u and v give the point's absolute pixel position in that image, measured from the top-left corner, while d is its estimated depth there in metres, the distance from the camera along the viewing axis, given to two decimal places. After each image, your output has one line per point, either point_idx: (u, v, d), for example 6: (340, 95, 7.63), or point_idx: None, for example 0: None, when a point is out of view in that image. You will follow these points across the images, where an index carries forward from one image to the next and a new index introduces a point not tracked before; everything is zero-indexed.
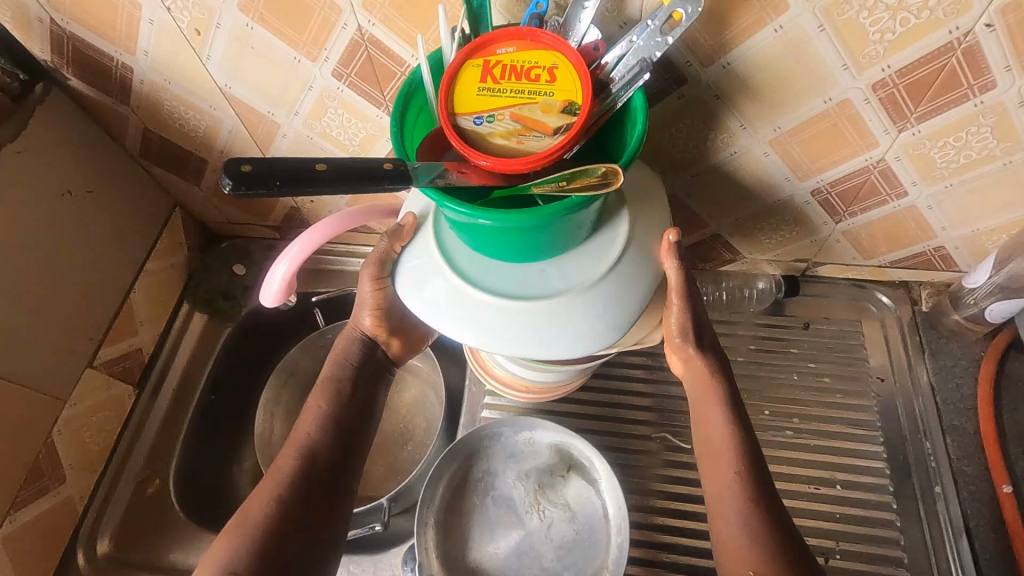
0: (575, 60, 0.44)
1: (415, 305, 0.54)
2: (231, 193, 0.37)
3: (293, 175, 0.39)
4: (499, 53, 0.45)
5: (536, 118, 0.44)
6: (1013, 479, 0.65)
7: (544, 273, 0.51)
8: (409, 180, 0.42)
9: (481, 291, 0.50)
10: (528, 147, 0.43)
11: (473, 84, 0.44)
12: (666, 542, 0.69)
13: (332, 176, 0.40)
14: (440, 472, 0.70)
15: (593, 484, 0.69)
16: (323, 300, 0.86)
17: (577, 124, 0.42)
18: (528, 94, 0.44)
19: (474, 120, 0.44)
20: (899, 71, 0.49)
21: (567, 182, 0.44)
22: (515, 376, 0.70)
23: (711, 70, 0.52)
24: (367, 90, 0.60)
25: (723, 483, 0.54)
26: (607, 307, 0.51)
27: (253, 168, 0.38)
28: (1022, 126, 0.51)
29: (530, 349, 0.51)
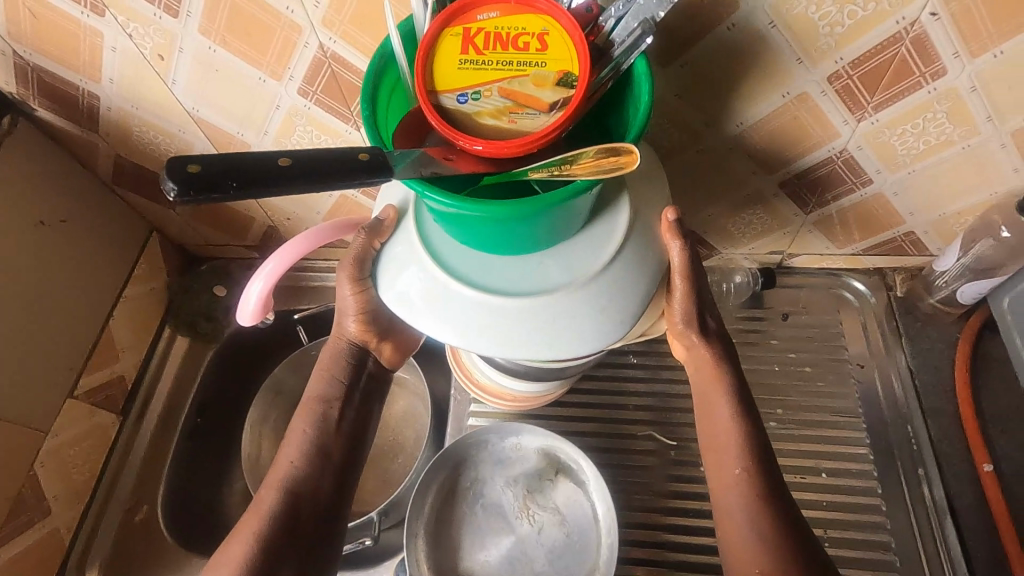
0: (568, 27, 0.41)
1: (402, 305, 0.51)
2: (180, 199, 0.35)
3: (250, 176, 0.36)
4: (480, 19, 0.42)
5: (529, 93, 0.41)
6: (994, 457, 0.66)
7: (541, 265, 0.48)
8: (391, 171, 0.39)
9: (468, 285, 0.48)
10: (522, 126, 0.40)
11: (454, 56, 0.42)
12: (657, 541, 0.69)
13: (295, 174, 0.37)
14: (427, 482, 0.70)
15: (582, 486, 0.69)
16: (305, 317, 0.87)
17: (574, 98, 0.39)
18: (517, 66, 0.41)
19: (459, 98, 0.41)
20: (852, 62, 0.50)
21: (569, 165, 0.41)
22: (498, 384, 0.70)
23: (669, 71, 0.53)
24: (334, 107, 0.61)
25: (729, 479, 0.55)
26: (611, 300, 0.49)
27: (200, 170, 0.35)
28: (977, 111, 0.52)
29: (519, 345, 0.48)
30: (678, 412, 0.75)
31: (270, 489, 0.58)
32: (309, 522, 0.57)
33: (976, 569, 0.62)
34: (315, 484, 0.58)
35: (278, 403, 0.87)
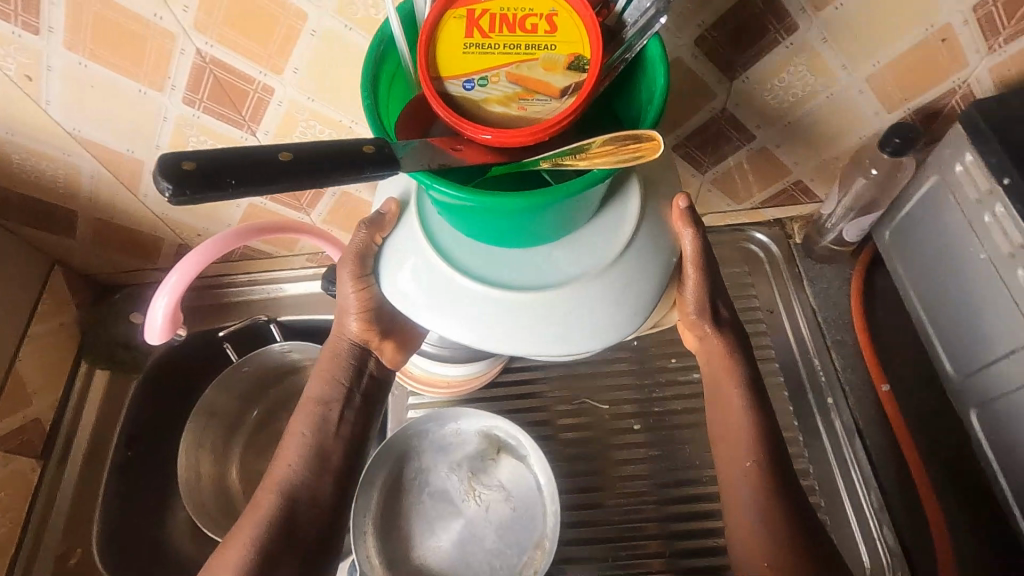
0: (577, 8, 0.41)
1: (410, 306, 0.50)
2: (174, 198, 0.33)
3: (251, 170, 0.35)
4: (483, 2, 0.41)
5: (538, 78, 0.40)
6: (891, 377, 0.70)
7: (552, 257, 0.48)
8: (396, 162, 0.38)
9: (476, 281, 0.48)
10: (532, 113, 0.39)
11: (457, 41, 0.41)
12: (598, 500, 0.72)
13: (297, 168, 0.36)
14: (370, 478, 0.70)
15: (523, 460, 0.71)
16: (231, 333, 0.85)
17: (588, 83, 0.38)
18: (524, 50, 0.40)
19: (464, 85, 0.40)
20: (713, 25, 0.53)
21: (584, 154, 0.40)
22: (431, 373, 0.72)
23: None
24: (223, 113, 0.60)
25: (740, 471, 0.57)
26: (625, 291, 0.49)
27: (197, 166, 0.34)
28: (831, 60, 0.57)
29: (528, 339, 0.48)
30: (608, 377, 0.78)
31: (267, 492, 0.59)
32: (309, 528, 0.59)
33: (883, 481, 0.67)
34: (312, 489, 0.60)
35: (214, 424, 0.86)
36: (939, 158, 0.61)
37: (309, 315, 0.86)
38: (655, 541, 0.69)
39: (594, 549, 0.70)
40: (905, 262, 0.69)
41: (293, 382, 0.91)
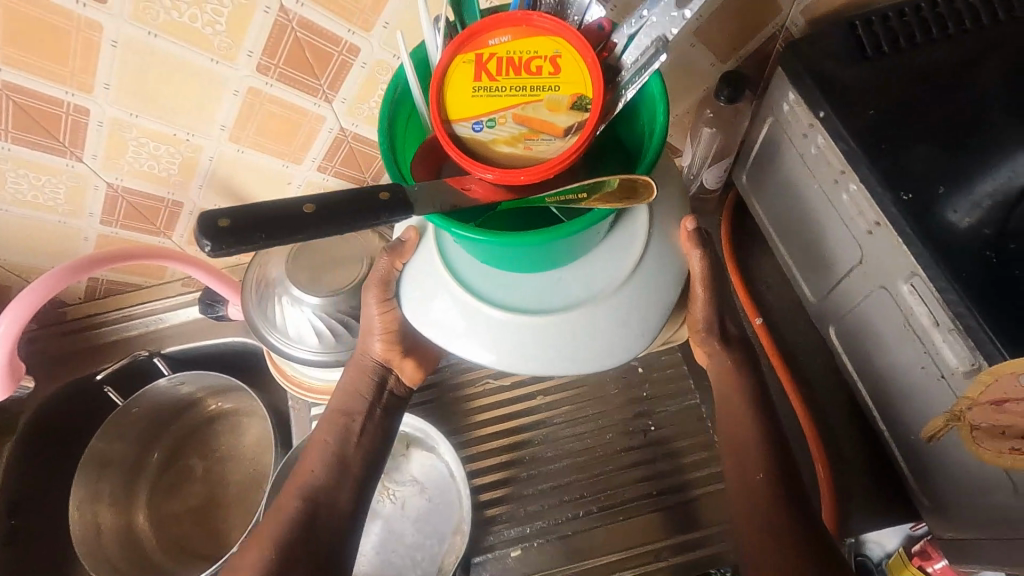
0: (579, 47, 0.40)
1: (425, 329, 0.52)
2: (208, 249, 0.36)
3: (278, 223, 0.37)
4: (491, 44, 0.42)
5: (543, 118, 0.40)
6: (765, 311, 0.75)
7: (561, 281, 0.50)
8: (410, 206, 0.39)
9: (496, 307, 0.49)
10: (537, 152, 0.40)
11: (467, 84, 0.41)
12: (508, 477, 0.70)
13: (317, 220, 0.38)
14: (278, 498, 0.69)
15: (432, 451, 0.71)
16: (110, 376, 0.80)
17: (589, 124, 0.39)
18: (529, 91, 0.41)
19: (473, 126, 0.41)
20: None
21: (586, 195, 0.42)
22: (331, 382, 0.70)
23: (375, 34, 0.53)
24: (39, 141, 0.56)
25: (752, 484, 0.57)
26: (632, 313, 0.50)
27: (231, 223, 0.36)
28: None
29: (546, 360, 0.50)
30: None
31: (290, 494, 0.57)
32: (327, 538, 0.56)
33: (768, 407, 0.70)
34: (331, 495, 0.58)
35: (111, 473, 0.81)
36: (771, 99, 0.65)
37: (195, 343, 0.82)
38: (631, 495, 0.68)
39: (532, 522, 0.68)
40: (761, 201, 0.73)
41: (192, 416, 0.86)
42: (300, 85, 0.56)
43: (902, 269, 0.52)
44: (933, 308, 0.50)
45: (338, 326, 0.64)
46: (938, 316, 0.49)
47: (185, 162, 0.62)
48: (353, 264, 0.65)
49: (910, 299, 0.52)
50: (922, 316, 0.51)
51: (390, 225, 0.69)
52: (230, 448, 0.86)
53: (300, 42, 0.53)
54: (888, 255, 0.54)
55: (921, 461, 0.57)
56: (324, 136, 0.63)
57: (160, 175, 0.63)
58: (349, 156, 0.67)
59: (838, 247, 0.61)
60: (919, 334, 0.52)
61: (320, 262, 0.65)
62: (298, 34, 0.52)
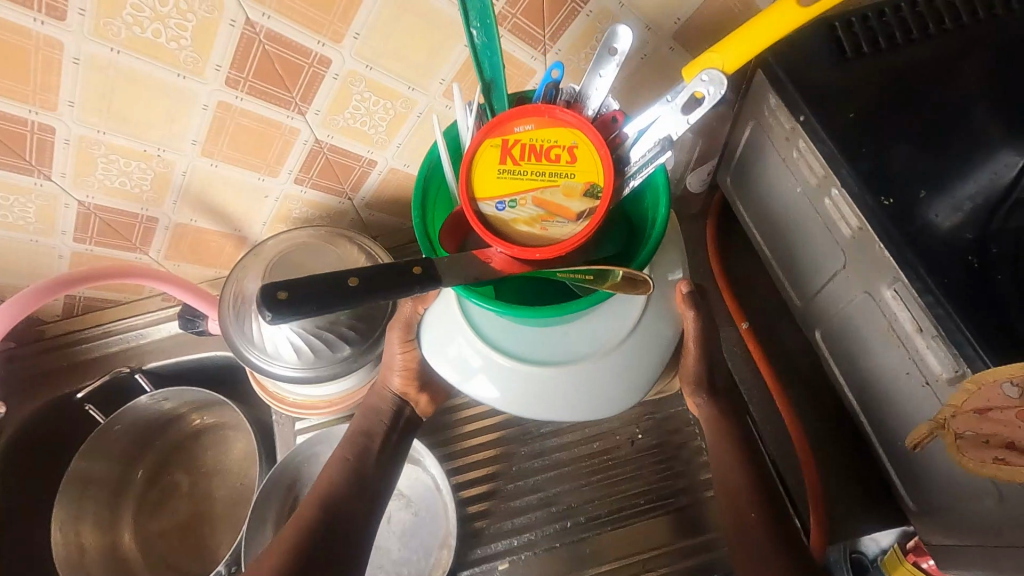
0: (595, 141, 0.44)
1: (445, 370, 0.58)
2: (268, 322, 0.40)
3: (327, 295, 0.41)
4: (516, 131, 0.45)
5: (558, 202, 0.44)
6: (750, 314, 0.74)
7: (566, 335, 0.55)
8: (439, 280, 0.44)
9: (506, 357, 0.55)
10: (552, 234, 0.44)
11: (493, 166, 0.45)
12: (493, 489, 0.69)
13: (361, 292, 0.42)
14: (261, 516, 0.68)
15: (417, 463, 0.70)
16: (91, 394, 0.79)
17: (600, 211, 0.43)
18: (548, 177, 0.45)
19: (496, 205, 0.45)
20: (508, 3, 0.53)
21: (593, 276, 0.46)
22: (314, 395, 0.69)
23: (346, 46, 0.52)
24: (5, 160, 0.54)
25: (743, 521, 0.59)
26: (628, 368, 0.56)
27: (287, 295, 0.40)
28: (634, 23, 0.58)
29: (547, 404, 0.56)
30: None
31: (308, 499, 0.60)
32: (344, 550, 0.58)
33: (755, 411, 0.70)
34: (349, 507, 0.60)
35: (94, 492, 0.80)
36: (752, 103, 0.64)
37: (177, 358, 0.81)
38: (619, 505, 0.67)
39: (520, 534, 0.67)
40: (744, 203, 0.72)
41: (176, 431, 0.85)
42: (271, 97, 0.55)
43: (885, 275, 0.51)
44: (917, 315, 0.49)
45: (317, 341, 0.63)
46: (921, 323, 0.49)
47: (158, 178, 0.61)
48: None
49: (893, 305, 0.52)
50: (906, 322, 0.51)
51: (366, 237, 0.69)
52: (217, 463, 0.85)
53: (270, 55, 0.51)
54: (870, 261, 0.53)
55: (905, 467, 0.57)
56: (299, 148, 0.62)
57: (133, 192, 0.62)
58: (326, 168, 0.66)
59: (822, 251, 0.60)
60: (903, 340, 0.52)
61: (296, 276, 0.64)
62: (267, 48, 0.51)
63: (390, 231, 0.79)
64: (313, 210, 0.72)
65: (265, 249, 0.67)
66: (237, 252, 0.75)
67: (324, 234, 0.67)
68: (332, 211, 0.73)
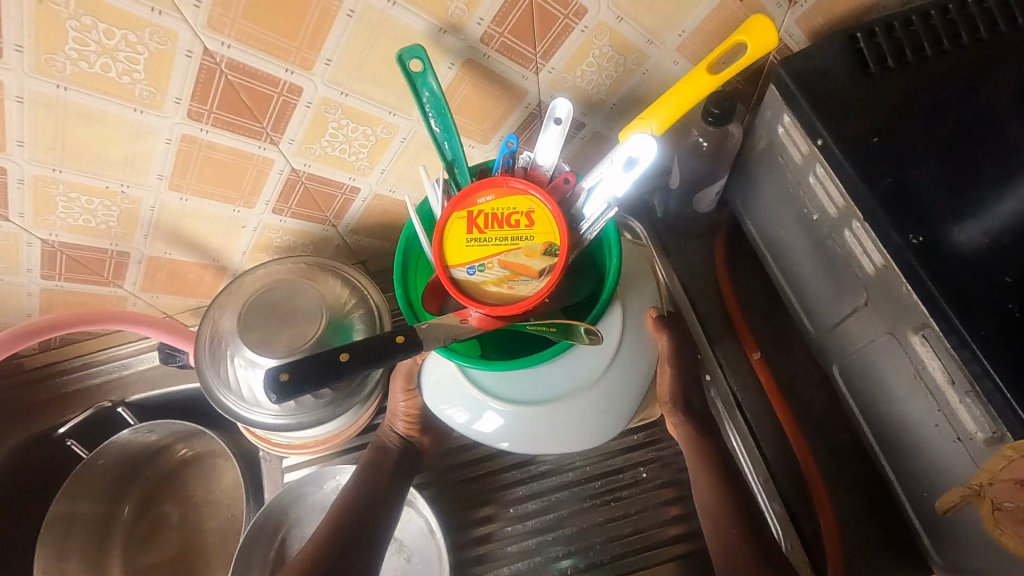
0: (548, 205, 0.47)
1: (445, 412, 0.59)
2: (277, 401, 0.48)
3: (323, 372, 0.48)
4: (479, 203, 0.49)
5: (521, 263, 0.48)
6: (762, 342, 0.69)
7: (553, 373, 0.56)
8: (420, 345, 0.49)
9: (502, 402, 0.56)
10: (518, 292, 0.47)
11: (461, 236, 0.49)
12: (488, 533, 0.65)
13: (352, 365, 0.49)
14: (249, 562, 0.66)
15: (411, 505, 0.67)
16: (73, 428, 0.76)
17: (558, 269, 0.46)
18: (510, 240, 0.48)
19: (468, 269, 0.48)
20: (494, 21, 0.48)
21: (555, 327, 0.50)
22: (297, 439, 0.65)
23: (317, 73, 0.48)
24: None
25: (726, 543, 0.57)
26: (614, 397, 0.57)
27: (289, 376, 0.48)
28: (633, 37, 0.53)
29: (545, 440, 0.58)
30: None
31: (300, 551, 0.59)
32: None
33: (767, 447, 0.66)
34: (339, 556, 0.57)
35: (81, 527, 0.77)
36: (764, 120, 0.59)
37: (160, 390, 0.78)
38: (622, 550, 0.64)
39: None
40: (756, 224, 0.67)
41: (163, 462, 0.82)
42: (239, 128, 0.51)
43: (912, 318, 0.47)
44: (948, 365, 0.45)
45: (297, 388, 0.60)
46: (954, 375, 0.44)
47: (125, 214, 0.57)
48: (311, 321, 0.60)
49: (921, 352, 0.47)
50: (936, 371, 0.46)
51: (342, 266, 0.65)
52: (207, 493, 0.82)
53: (232, 85, 0.47)
54: (896, 303, 0.48)
55: (932, 519, 0.52)
56: (275, 178, 0.58)
57: (100, 228, 0.58)
58: (305, 197, 0.61)
59: (840, 284, 0.55)
60: (932, 390, 0.47)
61: (275, 318, 0.60)
62: (230, 78, 0.46)
63: (377, 255, 0.75)
64: (295, 238, 0.68)
65: (244, 285, 0.62)
66: (218, 282, 0.71)
67: (302, 270, 0.63)
68: (316, 238, 0.69)
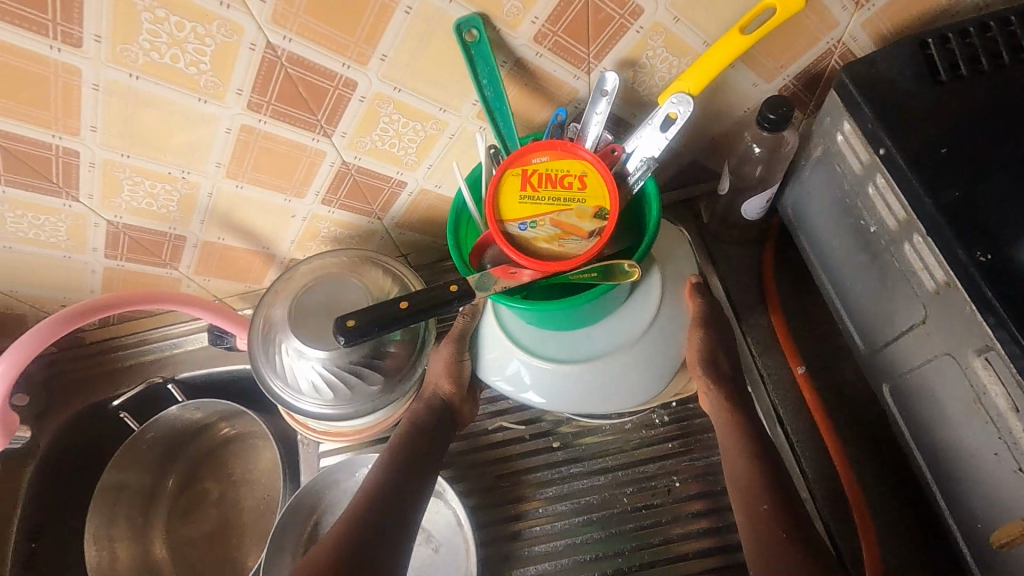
0: (602, 170, 0.50)
1: (495, 379, 0.63)
2: (344, 344, 0.51)
3: (386, 319, 0.51)
4: (534, 162, 0.51)
5: (573, 224, 0.51)
6: (806, 357, 0.67)
7: (592, 336, 0.59)
8: (473, 294, 0.52)
9: (546, 359, 0.59)
10: (569, 250, 0.50)
11: (516, 193, 0.51)
12: (516, 530, 0.65)
13: (412, 312, 0.51)
14: (281, 543, 0.67)
15: (440, 497, 0.68)
16: (125, 402, 0.80)
17: (608, 231, 0.49)
18: (563, 202, 0.51)
19: (520, 226, 0.51)
20: (549, 20, 0.48)
21: (596, 273, 0.52)
22: (335, 428, 0.67)
23: (373, 67, 0.49)
24: (31, 182, 0.54)
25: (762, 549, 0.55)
26: (653, 358, 0.60)
27: (355, 322, 0.51)
28: (690, 39, 0.52)
29: (589, 398, 0.60)
30: None
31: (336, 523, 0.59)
32: None
33: (807, 465, 0.64)
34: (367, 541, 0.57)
35: (126, 496, 0.81)
36: (821, 127, 0.57)
37: (206, 370, 0.81)
38: (650, 559, 0.63)
39: None
40: (805, 234, 0.65)
41: (206, 439, 0.85)
42: (296, 120, 0.52)
43: (973, 339, 0.45)
44: (1012, 390, 0.42)
45: (346, 378, 0.61)
46: (1018, 403, 0.42)
47: (184, 200, 0.59)
48: None
49: (983, 376, 0.45)
50: (998, 397, 0.44)
51: (383, 257, 0.66)
52: (245, 472, 0.84)
53: (292, 76, 0.48)
54: (957, 322, 0.46)
55: (985, 553, 0.50)
56: (326, 170, 0.59)
57: (160, 212, 0.60)
58: (354, 189, 0.63)
59: (895, 300, 0.53)
60: (993, 417, 0.45)
61: (326, 312, 0.62)
62: (290, 70, 0.48)
63: (419, 250, 0.76)
64: (342, 229, 0.69)
65: (292, 279, 0.64)
66: (266, 269, 0.73)
67: (349, 261, 0.64)
68: (362, 231, 0.71)
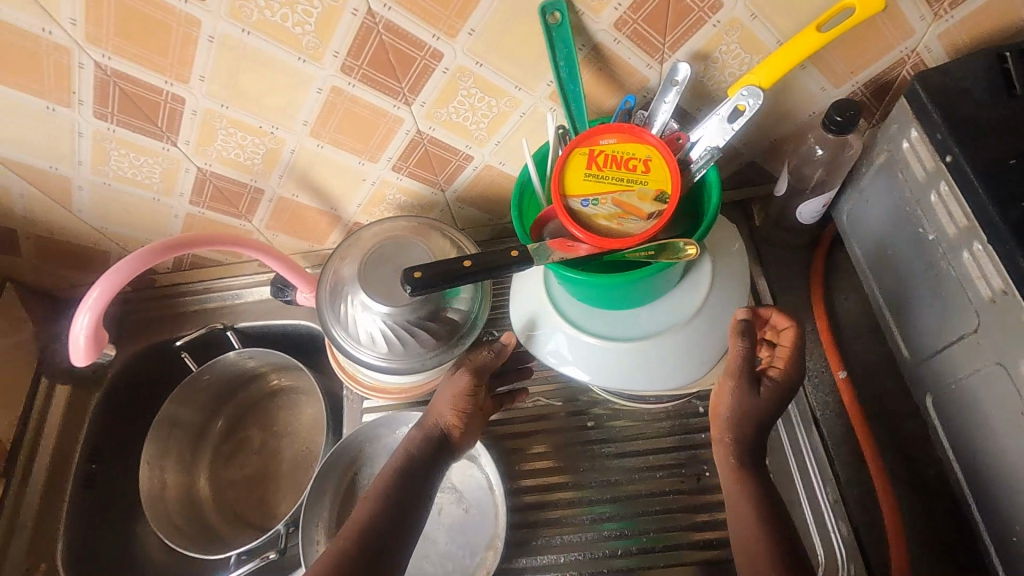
0: (667, 155, 0.52)
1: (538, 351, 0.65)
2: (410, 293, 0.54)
3: (448, 274, 0.54)
4: (602, 143, 0.54)
5: (633, 204, 0.52)
6: (848, 364, 0.68)
7: (639, 317, 0.61)
8: (531, 261, 0.54)
9: (591, 335, 0.61)
10: (627, 229, 0.52)
11: (581, 171, 0.53)
12: (544, 500, 0.68)
13: (472, 271, 0.54)
14: (322, 488, 0.71)
15: (474, 461, 0.71)
16: (187, 343, 0.85)
17: (668, 213, 0.51)
18: (626, 183, 0.53)
19: (582, 202, 0.53)
20: (631, 7, 0.50)
21: (653, 252, 0.54)
22: (383, 382, 0.70)
23: (460, 41, 0.52)
24: (138, 124, 0.59)
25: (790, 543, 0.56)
26: (698, 347, 0.61)
27: (421, 274, 0.54)
28: (764, 37, 0.54)
29: (629, 377, 0.62)
30: None
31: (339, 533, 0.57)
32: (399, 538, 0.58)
33: (840, 469, 0.64)
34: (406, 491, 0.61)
35: (179, 432, 0.86)
36: (888, 134, 0.57)
37: (264, 322, 0.86)
38: (674, 542, 0.64)
39: (567, 551, 0.65)
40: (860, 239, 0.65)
41: (255, 388, 0.90)
42: (381, 86, 0.56)
43: None
44: None
45: (402, 335, 0.65)
46: None
47: (269, 154, 0.64)
48: None
49: None
50: None
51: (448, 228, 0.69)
52: (287, 424, 0.89)
53: (386, 43, 0.52)
54: (1011, 330, 0.46)
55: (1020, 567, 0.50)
56: (401, 137, 0.62)
57: (245, 164, 0.65)
58: (423, 159, 0.66)
59: (948, 308, 0.53)
60: None
61: (389, 268, 0.65)
62: (386, 37, 0.51)
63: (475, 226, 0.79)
64: (406, 198, 0.73)
65: (360, 241, 0.68)
66: (331, 229, 0.77)
67: (414, 227, 0.68)
68: (424, 202, 0.74)
